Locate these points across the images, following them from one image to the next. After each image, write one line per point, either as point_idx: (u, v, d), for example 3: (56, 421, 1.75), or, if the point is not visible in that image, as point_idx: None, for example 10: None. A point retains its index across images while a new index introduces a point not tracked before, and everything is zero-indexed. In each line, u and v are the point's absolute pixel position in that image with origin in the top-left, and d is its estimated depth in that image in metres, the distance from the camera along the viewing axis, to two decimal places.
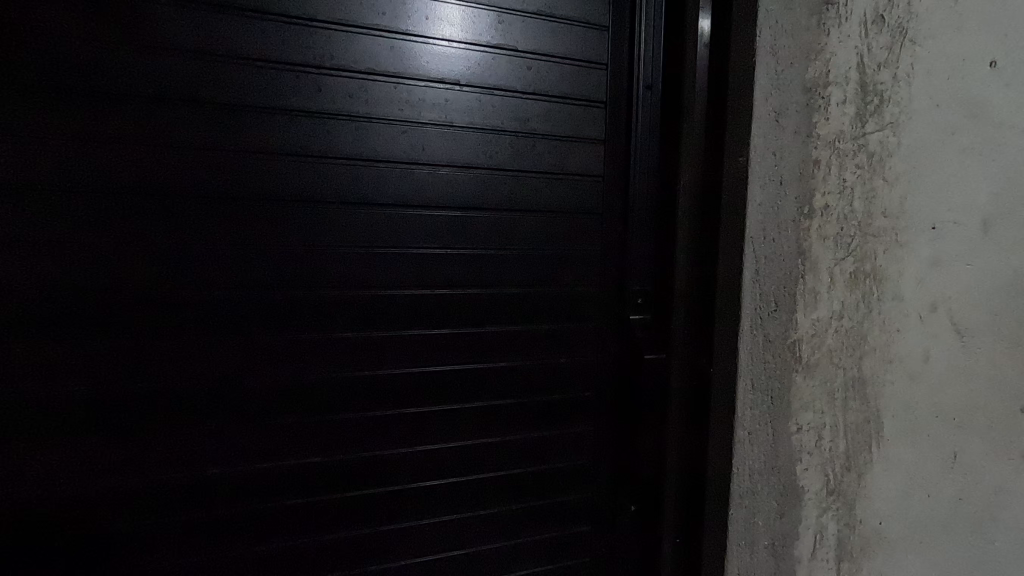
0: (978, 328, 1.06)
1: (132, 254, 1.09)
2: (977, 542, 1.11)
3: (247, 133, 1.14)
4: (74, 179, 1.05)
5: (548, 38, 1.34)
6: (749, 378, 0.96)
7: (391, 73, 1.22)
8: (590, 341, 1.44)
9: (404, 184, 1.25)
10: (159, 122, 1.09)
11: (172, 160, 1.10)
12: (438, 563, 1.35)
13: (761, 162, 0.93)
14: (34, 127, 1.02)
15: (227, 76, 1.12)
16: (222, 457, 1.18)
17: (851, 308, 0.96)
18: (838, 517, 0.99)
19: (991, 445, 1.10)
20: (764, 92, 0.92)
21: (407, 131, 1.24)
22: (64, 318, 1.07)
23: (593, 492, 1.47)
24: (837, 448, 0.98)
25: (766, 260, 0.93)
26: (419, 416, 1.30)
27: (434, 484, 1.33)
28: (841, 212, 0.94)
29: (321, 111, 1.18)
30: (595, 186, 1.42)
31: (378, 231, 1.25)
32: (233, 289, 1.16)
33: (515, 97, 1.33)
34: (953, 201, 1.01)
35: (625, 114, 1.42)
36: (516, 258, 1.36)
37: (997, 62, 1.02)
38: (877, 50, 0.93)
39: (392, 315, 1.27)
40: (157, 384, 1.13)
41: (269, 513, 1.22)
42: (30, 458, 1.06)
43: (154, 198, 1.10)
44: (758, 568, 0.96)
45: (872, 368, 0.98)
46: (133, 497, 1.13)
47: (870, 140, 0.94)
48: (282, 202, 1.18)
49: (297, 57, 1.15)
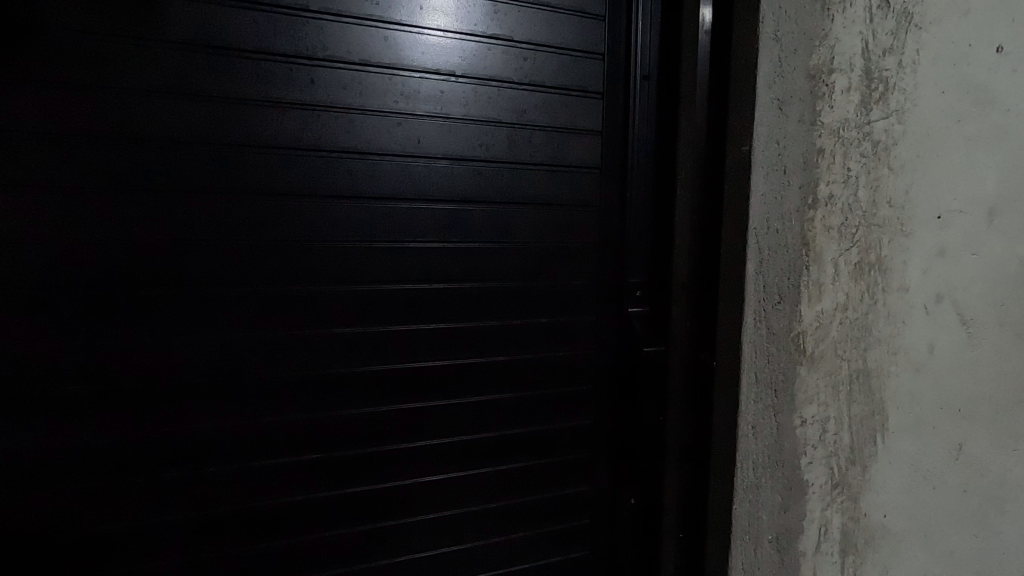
0: (984, 318, 1.05)
1: (126, 250, 1.08)
2: (983, 532, 1.10)
3: (241, 126, 1.13)
4: (68, 175, 1.04)
5: (545, 28, 1.32)
6: (753, 372, 0.94)
7: (386, 64, 1.20)
8: (591, 335, 1.43)
9: (400, 177, 1.24)
10: (152, 117, 1.07)
11: (165, 154, 1.09)
12: (441, 558, 1.35)
13: (763, 152, 0.91)
14: (26, 123, 1.01)
15: (219, 68, 1.10)
16: (222, 455, 1.17)
17: (855, 299, 0.95)
18: (843, 510, 0.98)
19: (996, 436, 1.09)
20: (767, 80, 0.90)
21: (403, 123, 1.22)
22: (59, 318, 1.05)
23: (597, 486, 1.46)
24: (842, 441, 0.96)
25: (770, 252, 0.91)
26: (418, 411, 1.29)
27: (434, 479, 1.32)
28: (845, 203, 0.92)
29: (315, 103, 1.16)
30: (594, 178, 1.40)
31: (376, 225, 1.23)
32: (230, 285, 1.15)
33: (512, 88, 1.31)
34: (960, 189, 1.00)
35: (624, 104, 1.40)
36: (516, 251, 1.34)
37: (1003, 48, 1.01)
38: (882, 36, 0.91)
39: (391, 310, 1.26)
40: (154, 382, 1.12)
41: (270, 510, 1.21)
42: (29, 457, 1.05)
43: (146, 194, 1.08)
44: (763, 564, 0.95)
45: (877, 359, 0.97)
46: (132, 498, 1.12)
47: (875, 128, 0.93)
48: (277, 196, 1.16)
49: (290, 48, 1.13)
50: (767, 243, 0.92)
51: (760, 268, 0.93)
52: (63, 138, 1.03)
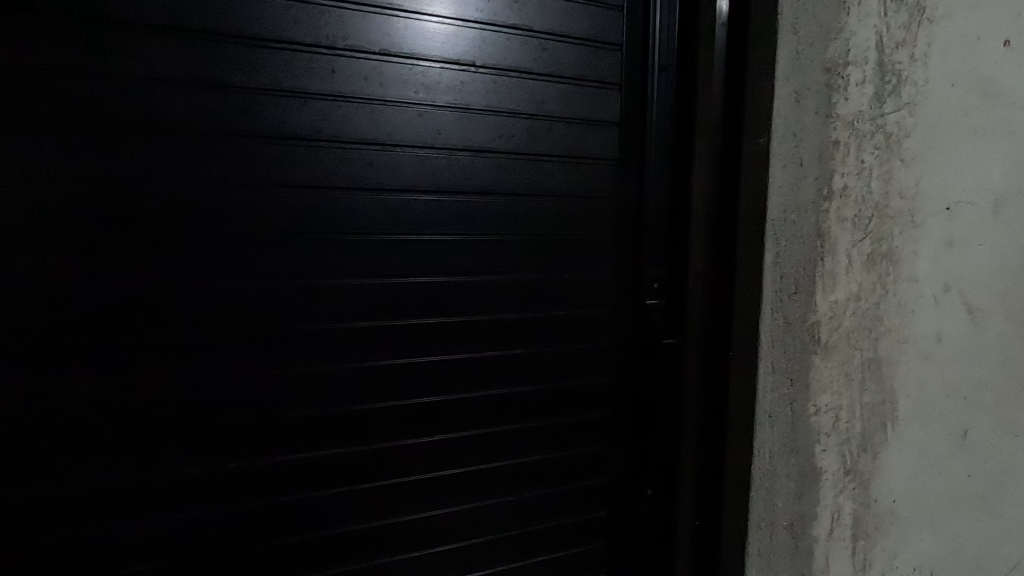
0: (989, 307, 1.07)
1: (143, 244, 1.06)
2: (986, 516, 1.13)
3: (260, 117, 1.11)
4: (80, 167, 1.02)
5: (564, 18, 1.31)
6: (769, 362, 0.96)
7: (406, 54, 1.19)
8: (605, 328, 1.43)
9: (420, 169, 1.23)
10: (165, 106, 1.05)
11: (182, 145, 1.07)
12: (455, 551, 1.35)
13: (781, 144, 0.93)
14: (38, 113, 0.99)
15: (238, 57, 1.09)
16: (238, 452, 1.16)
17: (867, 290, 0.96)
18: (854, 496, 1.00)
19: (999, 422, 1.11)
20: (783, 73, 0.91)
21: (423, 114, 1.22)
22: (70, 312, 1.03)
23: (609, 477, 1.48)
24: (854, 429, 0.98)
25: (787, 243, 0.93)
26: (437, 404, 1.30)
27: (452, 472, 1.33)
28: (859, 194, 0.93)
29: (335, 94, 1.15)
30: (609, 170, 1.40)
31: (396, 218, 1.23)
32: (248, 279, 1.14)
33: (531, 79, 1.30)
34: (967, 181, 1.02)
35: (642, 95, 1.40)
36: (534, 244, 1.34)
37: (1009, 41, 1.02)
38: (895, 29, 0.92)
39: (410, 303, 1.25)
40: (171, 378, 1.10)
41: (286, 506, 1.21)
42: (42, 455, 1.04)
43: (162, 187, 1.06)
44: (777, 551, 0.97)
45: (888, 349, 0.99)
46: (148, 494, 1.11)
47: (888, 120, 0.94)
48: (296, 188, 1.15)
49: (310, 38, 1.12)
50: (787, 233, 0.93)
51: (778, 258, 0.94)
52: (74, 129, 1.01)
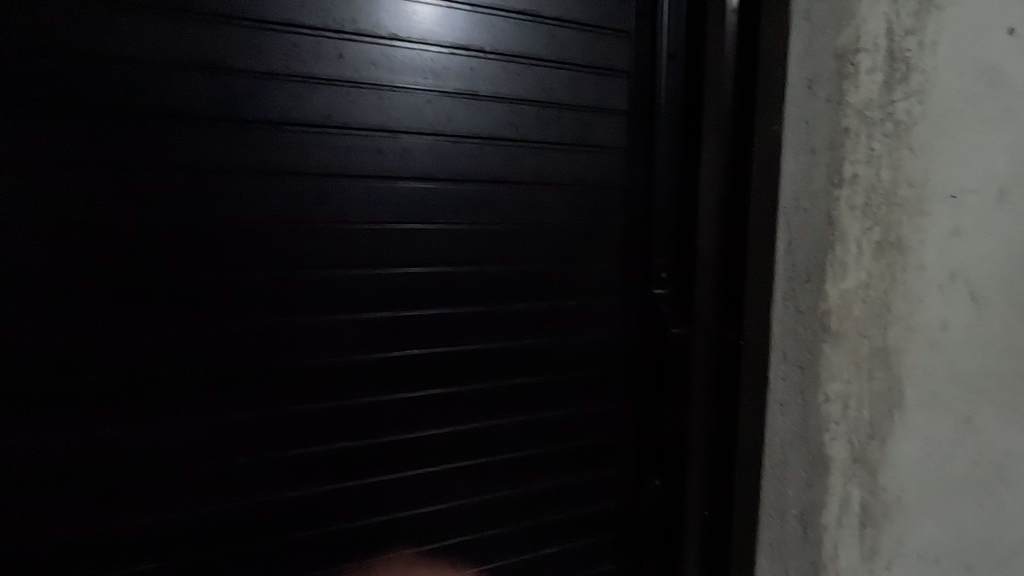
0: (994, 296, 1.07)
1: (137, 235, 1.00)
2: (989, 503, 1.14)
3: (263, 101, 1.07)
4: (63, 152, 0.95)
5: (573, 4, 1.30)
6: (781, 351, 0.97)
7: (416, 40, 1.17)
8: (612, 319, 1.42)
9: (429, 156, 1.21)
10: (160, 89, 1.00)
11: (180, 130, 1.01)
12: (463, 545, 1.34)
13: (793, 131, 0.93)
14: (22, 94, 0.92)
15: (240, 39, 1.04)
16: (241, 451, 1.11)
17: (876, 278, 0.96)
18: (862, 484, 1.00)
19: (1002, 411, 1.11)
20: (797, 60, 0.92)
21: (432, 100, 1.19)
22: (58, 307, 0.96)
23: (616, 469, 1.47)
24: (862, 417, 0.98)
25: (799, 230, 0.94)
26: (448, 396, 1.29)
27: (464, 465, 1.32)
28: (867, 181, 0.94)
29: (342, 79, 1.12)
30: (617, 159, 1.39)
31: (405, 206, 1.20)
32: (250, 271, 1.09)
33: (541, 66, 1.29)
34: (974, 169, 1.02)
35: (651, 81, 1.37)
36: (543, 233, 1.33)
37: (1016, 30, 1.01)
38: (904, 17, 0.93)
39: (420, 294, 1.23)
40: (168, 376, 1.04)
41: (291, 506, 1.17)
42: (29, 461, 0.97)
43: (158, 174, 1.01)
44: (787, 539, 0.99)
45: (897, 337, 0.98)
46: (138, 499, 1.05)
47: (896, 108, 0.93)
48: (301, 176, 1.11)
49: (316, 20, 1.09)
50: (799, 220, 0.93)
51: (790, 246, 0.94)
52: (58, 111, 0.94)
